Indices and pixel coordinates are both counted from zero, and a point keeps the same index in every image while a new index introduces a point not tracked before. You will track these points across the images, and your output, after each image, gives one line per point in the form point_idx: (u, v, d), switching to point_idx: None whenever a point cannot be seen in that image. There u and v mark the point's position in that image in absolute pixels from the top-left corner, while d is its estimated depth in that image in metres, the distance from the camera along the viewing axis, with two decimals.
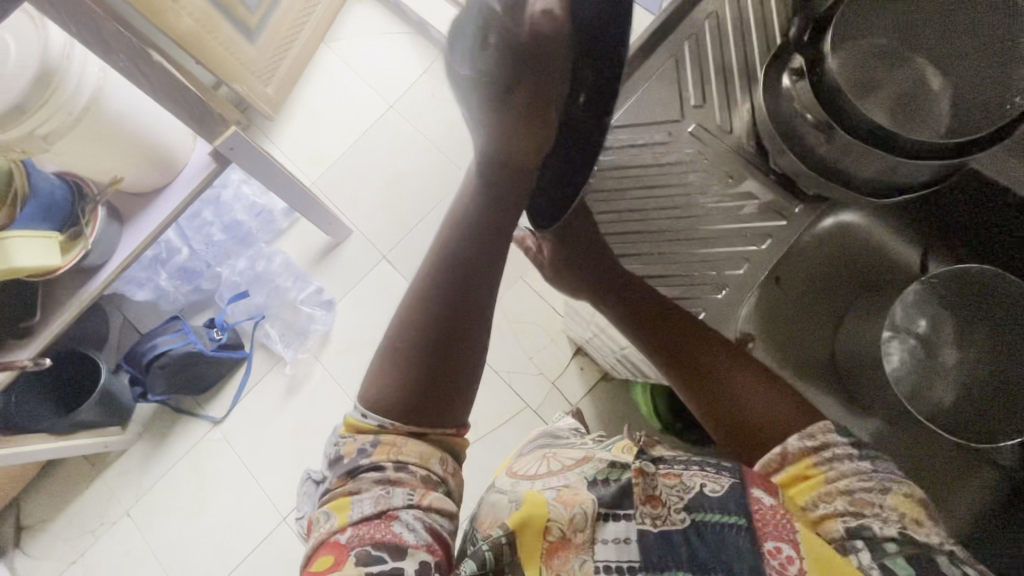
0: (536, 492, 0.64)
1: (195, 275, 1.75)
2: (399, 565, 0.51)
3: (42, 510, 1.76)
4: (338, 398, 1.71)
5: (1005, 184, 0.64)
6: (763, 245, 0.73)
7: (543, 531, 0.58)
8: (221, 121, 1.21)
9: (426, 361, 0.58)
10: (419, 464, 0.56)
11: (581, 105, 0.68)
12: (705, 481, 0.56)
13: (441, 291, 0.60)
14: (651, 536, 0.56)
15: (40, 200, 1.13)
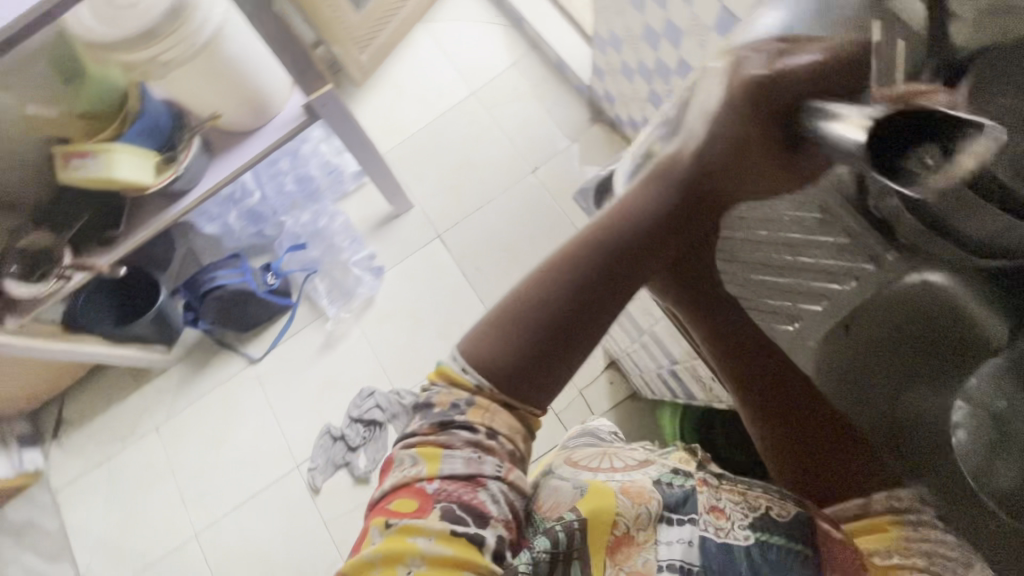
0: (601, 482, 0.71)
1: (261, 219, 1.82)
2: (482, 531, 0.60)
3: (82, 409, 1.88)
4: (369, 364, 1.76)
5: None
6: (847, 285, 0.68)
7: (611, 523, 0.66)
8: (319, 77, 1.28)
9: (534, 343, 0.64)
10: (506, 434, 0.65)
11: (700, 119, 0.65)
12: (772, 505, 0.68)
13: (569, 285, 0.66)
14: (714, 543, 0.66)
15: (147, 120, 1.23)
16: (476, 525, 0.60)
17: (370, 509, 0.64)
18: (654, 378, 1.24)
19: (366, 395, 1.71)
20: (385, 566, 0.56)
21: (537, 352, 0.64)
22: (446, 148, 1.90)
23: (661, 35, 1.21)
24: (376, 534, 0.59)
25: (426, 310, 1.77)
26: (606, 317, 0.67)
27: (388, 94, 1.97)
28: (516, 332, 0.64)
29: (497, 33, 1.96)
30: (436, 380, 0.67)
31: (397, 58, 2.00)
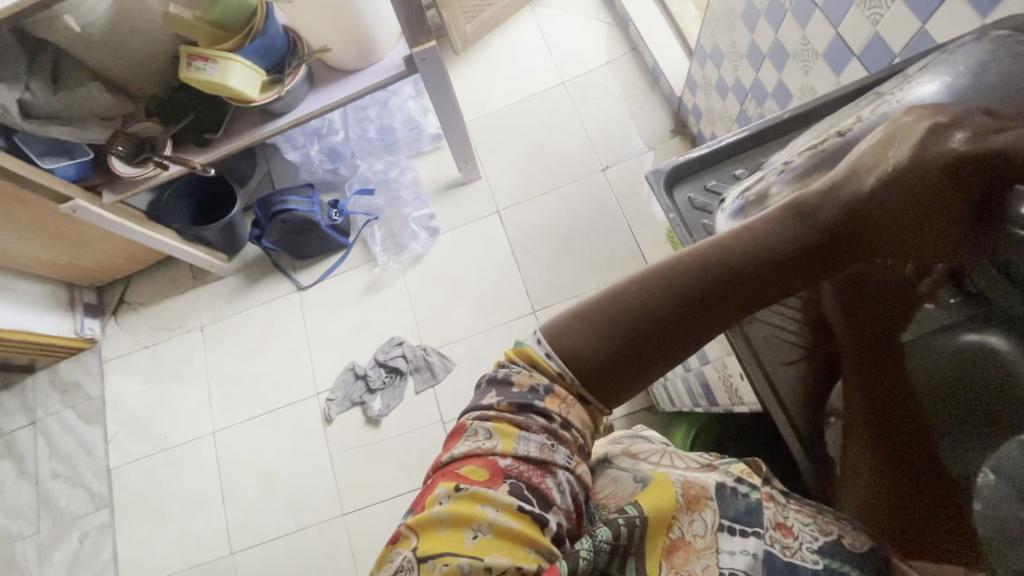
0: (665, 476, 0.60)
1: (340, 158, 1.92)
2: (545, 516, 0.51)
3: (142, 295, 2.04)
4: (405, 317, 1.82)
5: None
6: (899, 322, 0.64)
7: (667, 522, 0.56)
8: (427, 32, 1.33)
9: (631, 342, 0.54)
10: (579, 429, 0.55)
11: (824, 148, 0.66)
12: (842, 532, 0.58)
13: (687, 293, 0.55)
14: (780, 561, 0.55)
15: (264, 40, 1.33)
16: (545, 514, 0.51)
17: (436, 469, 0.55)
18: (677, 390, 1.25)
19: (394, 344, 1.79)
20: (452, 527, 0.49)
21: (626, 353, 0.54)
22: (525, 131, 1.93)
23: (765, 56, 1.20)
24: (441, 495, 0.51)
25: (469, 279, 1.82)
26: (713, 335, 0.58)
27: (482, 66, 2.03)
28: (614, 331, 0.54)
29: (600, 31, 1.99)
30: (515, 358, 0.57)
31: (498, 35, 2.06)
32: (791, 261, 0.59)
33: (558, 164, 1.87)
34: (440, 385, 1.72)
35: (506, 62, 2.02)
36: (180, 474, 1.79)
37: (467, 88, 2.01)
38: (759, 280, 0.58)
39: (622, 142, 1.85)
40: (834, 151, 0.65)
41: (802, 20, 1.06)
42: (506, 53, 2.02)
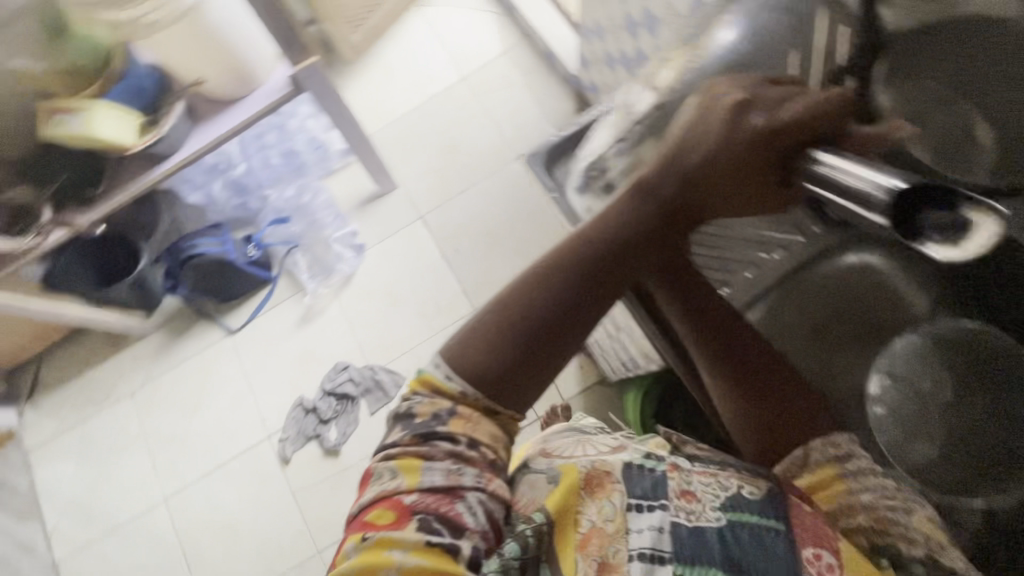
0: (571, 469, 0.61)
1: (246, 191, 1.84)
2: (457, 544, 0.49)
3: (58, 372, 1.89)
4: (346, 340, 1.78)
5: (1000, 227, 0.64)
6: (771, 254, 0.82)
7: (574, 517, 0.57)
8: (304, 48, 1.29)
9: (522, 346, 0.59)
10: (487, 445, 0.56)
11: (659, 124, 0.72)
12: (742, 483, 0.61)
13: (563, 287, 0.61)
14: (685, 530, 0.56)
15: (131, 83, 1.27)
16: (457, 543, 0.49)
17: (347, 524, 0.54)
18: (619, 360, 1.28)
19: (340, 369, 1.74)
20: None
21: (520, 357, 0.58)
22: (433, 132, 1.92)
23: (639, 25, 1.24)
24: (349, 550, 0.49)
25: (405, 290, 1.79)
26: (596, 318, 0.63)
27: (376, 74, 1.99)
28: (506, 340, 0.58)
29: (489, 21, 1.99)
30: (418, 389, 0.58)
31: (389, 40, 2.02)
32: (639, 242, 0.66)
33: (472, 160, 1.87)
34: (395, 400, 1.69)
35: (401, 66, 1.98)
36: (136, 551, 1.68)
37: (366, 100, 1.97)
38: (621, 257, 0.64)
39: (531, 129, 1.86)
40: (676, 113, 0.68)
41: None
42: (400, 57, 2.00)
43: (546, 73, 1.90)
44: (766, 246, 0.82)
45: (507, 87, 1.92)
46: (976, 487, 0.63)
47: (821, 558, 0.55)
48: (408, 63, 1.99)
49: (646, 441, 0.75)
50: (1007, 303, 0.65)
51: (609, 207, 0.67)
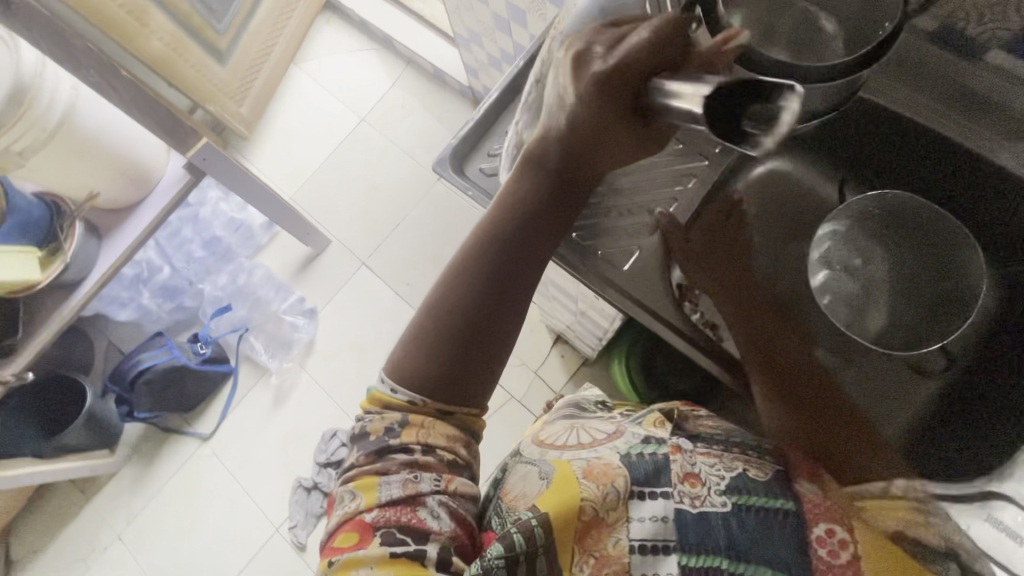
0: (567, 466, 0.60)
1: (178, 292, 1.78)
2: (423, 548, 0.51)
3: (33, 541, 1.74)
4: (326, 407, 1.72)
5: (872, 100, 0.73)
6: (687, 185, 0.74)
7: (577, 511, 0.54)
8: (193, 133, 1.26)
9: (459, 345, 0.59)
10: (444, 447, 0.57)
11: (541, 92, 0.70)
12: (747, 465, 0.55)
13: (478, 277, 0.61)
14: (689, 516, 0.52)
15: (17, 216, 1.20)
16: (421, 545, 0.52)
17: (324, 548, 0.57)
18: (593, 335, 1.30)
19: (329, 436, 1.67)
20: None
21: (461, 356, 0.59)
22: (350, 179, 1.91)
23: (509, 21, 1.28)
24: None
25: (370, 339, 1.76)
26: (527, 301, 0.64)
27: (276, 138, 1.97)
28: (445, 342, 0.59)
29: (373, 58, 2.00)
30: (369, 407, 0.59)
31: (280, 102, 2.00)
32: (541, 213, 0.65)
33: (396, 194, 1.87)
34: None
35: (299, 123, 1.97)
36: None
37: (273, 166, 1.94)
38: (527, 237, 0.64)
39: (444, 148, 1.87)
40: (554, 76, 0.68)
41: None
42: (295, 115, 1.98)
43: (444, 92, 1.92)
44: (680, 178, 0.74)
45: (410, 116, 1.93)
46: (929, 334, 0.67)
47: (835, 535, 0.48)
48: (306, 119, 1.97)
49: (646, 411, 0.72)
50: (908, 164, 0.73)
51: (510, 188, 0.66)
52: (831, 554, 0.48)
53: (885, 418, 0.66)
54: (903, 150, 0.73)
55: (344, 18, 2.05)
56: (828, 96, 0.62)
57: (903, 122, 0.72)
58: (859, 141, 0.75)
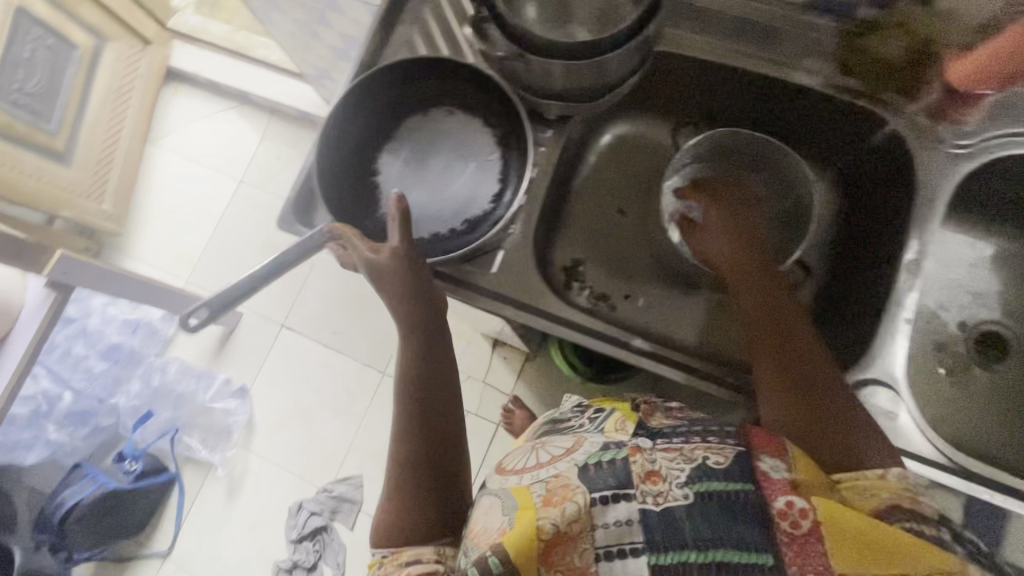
0: (526, 491, 0.57)
1: (88, 415, 1.60)
2: None
3: None
4: (284, 481, 1.64)
5: (667, 50, 0.75)
6: (535, 170, 0.73)
7: (535, 533, 0.51)
8: (42, 250, 1.16)
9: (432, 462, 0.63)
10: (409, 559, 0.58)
11: (362, 129, 0.69)
12: (707, 453, 0.55)
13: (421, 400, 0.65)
14: (654, 514, 0.52)
15: None
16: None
17: None
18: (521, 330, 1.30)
19: (297, 510, 1.61)
20: None
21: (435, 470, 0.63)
22: (246, 245, 1.79)
23: (349, 49, 1.25)
24: None
25: (311, 399, 1.69)
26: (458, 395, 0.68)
27: (150, 224, 1.83)
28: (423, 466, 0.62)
29: (234, 117, 1.88)
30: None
31: (144, 185, 1.85)
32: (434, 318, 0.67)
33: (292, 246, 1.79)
34: (366, 501, 1.59)
35: (170, 202, 1.84)
36: None
37: (156, 254, 1.81)
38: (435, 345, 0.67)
39: None
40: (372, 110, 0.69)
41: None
42: (161, 195, 1.85)
43: (309, 129, 1.84)
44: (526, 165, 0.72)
45: (284, 163, 1.84)
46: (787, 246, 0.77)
47: (793, 506, 0.50)
48: (176, 197, 1.85)
49: (607, 413, 0.72)
50: (726, 101, 0.80)
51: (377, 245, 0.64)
52: (793, 523, 0.50)
53: None
54: (710, 89, 0.79)
55: (193, 84, 1.91)
56: (628, 71, 0.65)
57: (716, 65, 0.75)
58: (689, 94, 0.81)
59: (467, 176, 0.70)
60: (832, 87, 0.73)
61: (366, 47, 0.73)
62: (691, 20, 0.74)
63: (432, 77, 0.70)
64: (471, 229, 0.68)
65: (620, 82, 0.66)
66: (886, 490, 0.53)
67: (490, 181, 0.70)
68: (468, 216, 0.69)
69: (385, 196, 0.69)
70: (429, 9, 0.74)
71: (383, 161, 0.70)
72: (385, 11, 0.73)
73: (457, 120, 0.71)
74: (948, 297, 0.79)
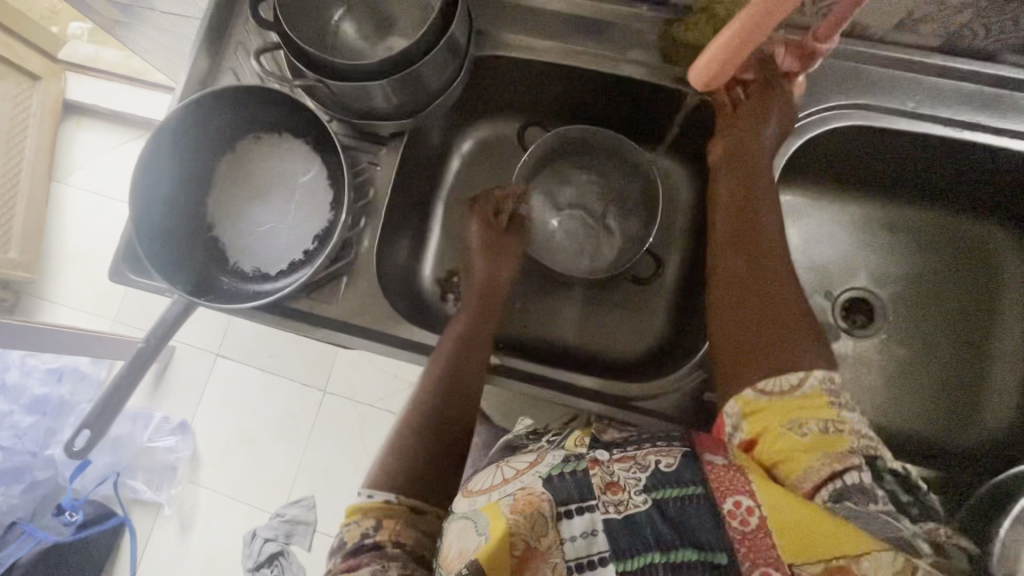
0: (495, 506, 0.48)
1: (20, 471, 1.56)
2: None
3: None
4: (236, 511, 1.62)
5: (493, 52, 0.67)
6: (372, 190, 0.68)
7: (506, 550, 0.44)
8: None
9: (449, 422, 0.61)
10: (412, 543, 0.49)
11: (184, 166, 0.65)
12: (659, 457, 0.48)
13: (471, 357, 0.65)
14: (617, 522, 0.44)
15: None
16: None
17: None
18: None
19: (251, 539, 1.58)
20: None
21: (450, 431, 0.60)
22: None
23: None
24: None
25: (254, 426, 1.66)
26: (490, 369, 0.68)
27: (65, 265, 1.76)
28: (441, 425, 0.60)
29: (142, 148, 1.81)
30: (350, 520, 0.51)
31: (55, 225, 1.78)
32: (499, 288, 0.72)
33: None
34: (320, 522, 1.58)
35: (84, 240, 1.77)
36: None
37: (75, 297, 1.74)
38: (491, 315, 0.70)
39: None
40: (193, 145, 0.65)
41: (192, 17, 1.04)
42: (73, 233, 1.77)
43: None
44: (364, 182, 0.67)
45: None
46: (642, 236, 0.77)
47: (741, 504, 0.43)
48: (89, 234, 1.78)
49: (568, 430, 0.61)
50: (567, 100, 0.74)
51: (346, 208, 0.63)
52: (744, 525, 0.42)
53: (628, 332, 0.77)
54: (550, 90, 0.73)
55: (95, 116, 1.83)
56: (446, 73, 0.62)
57: (551, 64, 0.68)
58: (536, 90, 0.74)
59: (302, 200, 0.67)
60: (667, 79, 0.65)
61: (185, 76, 0.69)
62: (517, 16, 0.67)
63: (251, 101, 0.65)
64: (319, 247, 0.65)
65: (443, 87, 0.63)
66: (812, 419, 0.46)
67: (326, 208, 0.66)
68: (307, 247, 0.66)
69: (224, 236, 0.66)
70: (248, 30, 0.70)
71: (216, 197, 0.67)
72: (199, 38, 0.68)
73: (285, 144, 0.67)
74: (819, 268, 0.78)
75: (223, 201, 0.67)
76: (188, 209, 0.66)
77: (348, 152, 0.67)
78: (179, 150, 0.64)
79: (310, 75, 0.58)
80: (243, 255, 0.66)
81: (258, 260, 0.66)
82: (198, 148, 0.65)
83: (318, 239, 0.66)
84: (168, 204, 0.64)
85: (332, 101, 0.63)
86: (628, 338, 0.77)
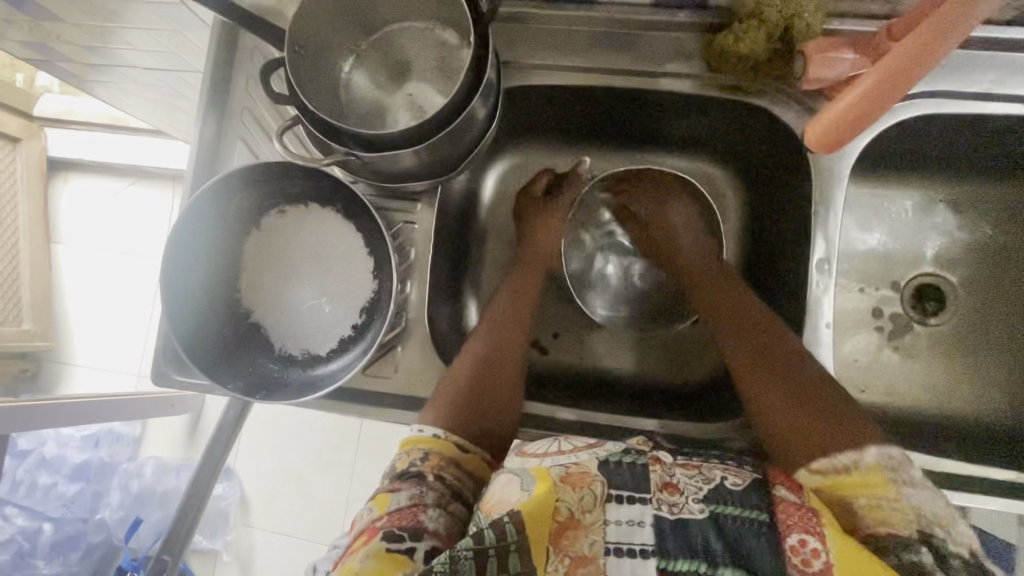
0: (543, 469, 0.45)
1: None
2: (417, 543, 0.43)
3: None
4: (292, 547, 1.62)
5: (519, 84, 0.63)
6: (411, 250, 0.64)
7: (551, 509, 0.41)
8: None
9: (495, 372, 0.63)
10: (454, 478, 0.51)
11: (213, 252, 0.61)
12: (725, 473, 0.47)
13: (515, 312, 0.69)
14: (667, 523, 0.42)
15: None
16: (415, 544, 0.43)
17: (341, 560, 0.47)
18: None
19: None
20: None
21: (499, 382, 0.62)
22: None
23: None
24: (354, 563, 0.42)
25: (298, 462, 1.65)
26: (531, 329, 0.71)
27: None
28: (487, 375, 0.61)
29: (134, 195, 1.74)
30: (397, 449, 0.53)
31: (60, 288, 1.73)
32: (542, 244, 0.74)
33: None
34: None
35: None
36: None
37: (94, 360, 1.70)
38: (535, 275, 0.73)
39: None
40: (218, 229, 0.61)
41: (176, 70, 0.96)
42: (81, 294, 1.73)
43: None
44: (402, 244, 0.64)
45: None
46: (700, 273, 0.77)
47: (807, 544, 0.40)
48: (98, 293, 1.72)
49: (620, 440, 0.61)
50: (598, 121, 0.72)
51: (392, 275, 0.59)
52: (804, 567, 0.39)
53: (692, 355, 0.75)
54: (581, 113, 0.70)
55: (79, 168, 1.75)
56: (480, 124, 0.57)
57: (587, 88, 0.63)
58: (566, 112, 0.70)
59: (341, 270, 0.63)
60: (714, 90, 0.61)
61: (194, 154, 0.64)
62: (542, 40, 0.62)
63: (271, 175, 0.60)
64: (369, 320, 0.61)
65: (477, 139, 0.59)
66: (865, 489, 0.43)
67: (367, 276, 0.62)
68: (355, 321, 0.62)
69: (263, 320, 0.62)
70: (253, 94, 0.65)
71: (250, 280, 0.63)
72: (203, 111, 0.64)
73: (315, 214, 0.63)
74: (880, 258, 0.74)
75: (257, 282, 0.62)
76: (222, 297, 0.62)
77: (383, 212, 0.65)
78: (206, 238, 0.60)
79: (340, 150, 0.54)
80: (287, 337, 0.62)
81: (304, 341, 0.62)
82: (224, 232, 0.61)
83: (366, 310, 0.62)
84: (202, 297, 0.60)
85: (361, 170, 0.59)
86: (692, 362, 0.75)
